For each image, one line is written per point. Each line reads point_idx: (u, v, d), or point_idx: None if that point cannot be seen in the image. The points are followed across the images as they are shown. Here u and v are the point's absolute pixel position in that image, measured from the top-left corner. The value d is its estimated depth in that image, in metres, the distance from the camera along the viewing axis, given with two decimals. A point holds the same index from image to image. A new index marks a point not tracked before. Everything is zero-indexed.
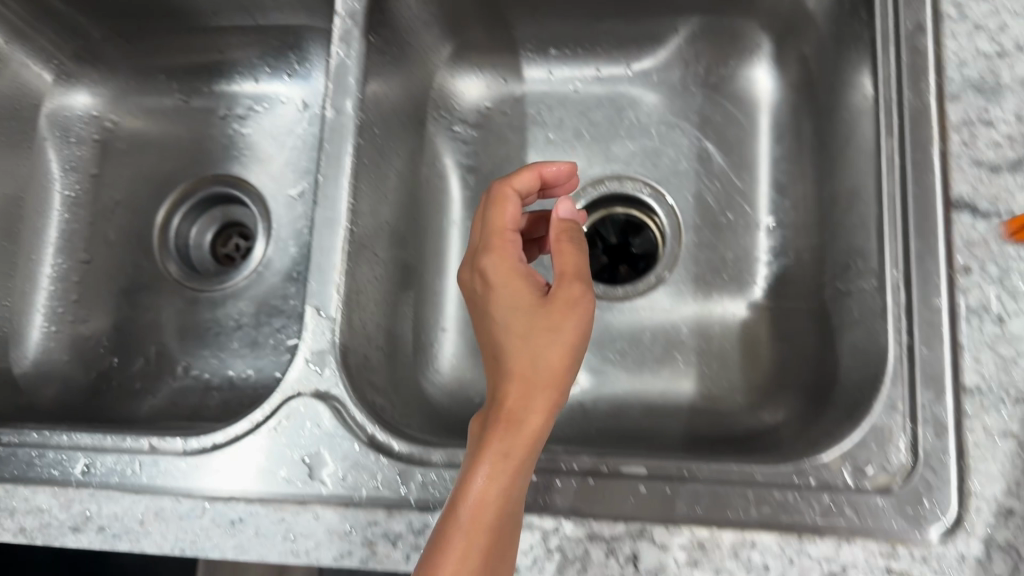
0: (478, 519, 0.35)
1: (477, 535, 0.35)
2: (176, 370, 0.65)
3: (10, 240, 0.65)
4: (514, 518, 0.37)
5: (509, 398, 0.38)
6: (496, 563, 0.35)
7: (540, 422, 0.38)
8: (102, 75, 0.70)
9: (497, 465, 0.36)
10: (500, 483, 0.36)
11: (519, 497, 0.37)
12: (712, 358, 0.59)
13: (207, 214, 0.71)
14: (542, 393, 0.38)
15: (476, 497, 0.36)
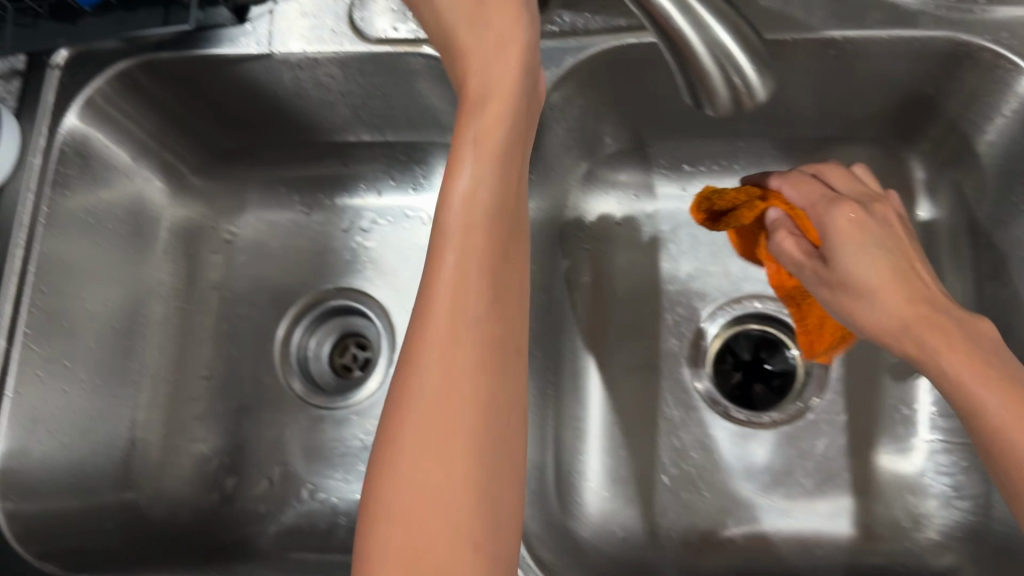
0: (450, 426, 0.35)
1: (425, 443, 0.35)
2: (301, 493, 0.63)
3: (133, 359, 0.64)
4: (503, 454, 0.36)
5: (447, 291, 0.37)
6: (487, 470, 0.36)
7: (474, 306, 0.37)
8: (222, 187, 0.69)
9: (443, 363, 0.36)
10: (461, 397, 0.36)
11: (504, 418, 0.37)
12: (869, 496, 0.58)
13: (325, 326, 0.69)
14: (471, 302, 0.38)
15: (411, 409, 0.35)
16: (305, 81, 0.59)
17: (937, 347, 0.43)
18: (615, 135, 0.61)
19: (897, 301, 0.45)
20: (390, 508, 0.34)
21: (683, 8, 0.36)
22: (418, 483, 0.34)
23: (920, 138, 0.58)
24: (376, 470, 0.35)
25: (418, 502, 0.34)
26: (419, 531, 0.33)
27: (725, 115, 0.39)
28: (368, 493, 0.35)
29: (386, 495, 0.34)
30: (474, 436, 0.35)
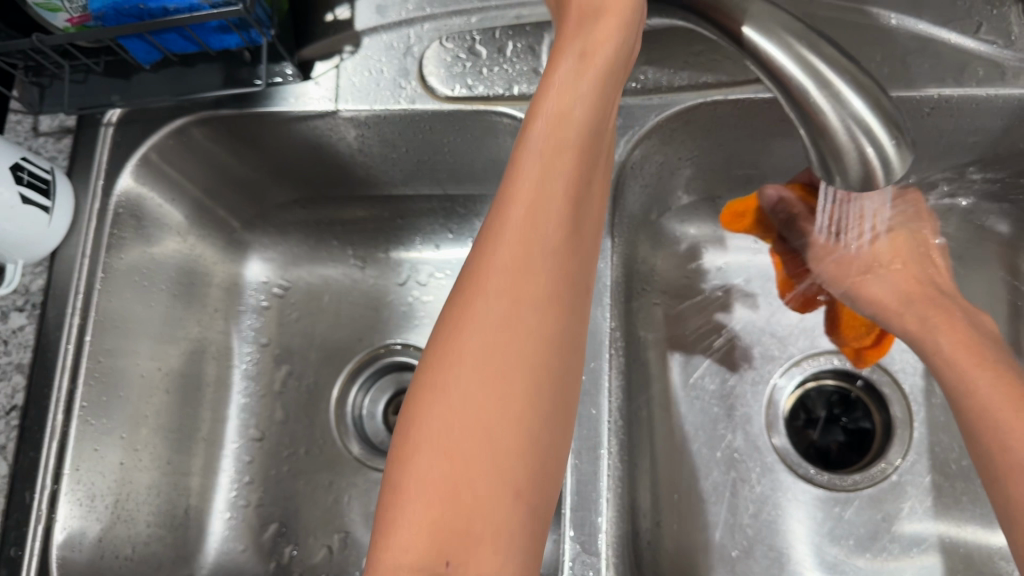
0: (497, 367, 0.32)
1: (482, 384, 0.31)
2: (362, 564, 0.60)
3: (185, 422, 0.61)
4: (557, 399, 0.34)
5: (521, 216, 0.34)
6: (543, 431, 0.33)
7: (548, 253, 0.34)
8: (272, 240, 0.67)
9: (509, 305, 0.33)
10: (516, 338, 0.33)
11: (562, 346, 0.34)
12: (959, 562, 0.55)
13: (381, 383, 0.66)
14: (547, 232, 0.34)
15: (467, 344, 0.32)
16: (368, 139, 0.57)
17: (951, 357, 0.44)
18: (689, 189, 0.59)
19: (900, 275, 0.49)
20: (427, 436, 0.31)
21: (819, 81, 0.34)
22: (466, 419, 0.31)
23: (1009, 194, 0.56)
24: (416, 396, 0.32)
25: (464, 439, 0.30)
26: (463, 463, 0.30)
27: (858, 186, 0.36)
28: (404, 417, 0.32)
29: (425, 424, 0.31)
30: (528, 385, 0.32)
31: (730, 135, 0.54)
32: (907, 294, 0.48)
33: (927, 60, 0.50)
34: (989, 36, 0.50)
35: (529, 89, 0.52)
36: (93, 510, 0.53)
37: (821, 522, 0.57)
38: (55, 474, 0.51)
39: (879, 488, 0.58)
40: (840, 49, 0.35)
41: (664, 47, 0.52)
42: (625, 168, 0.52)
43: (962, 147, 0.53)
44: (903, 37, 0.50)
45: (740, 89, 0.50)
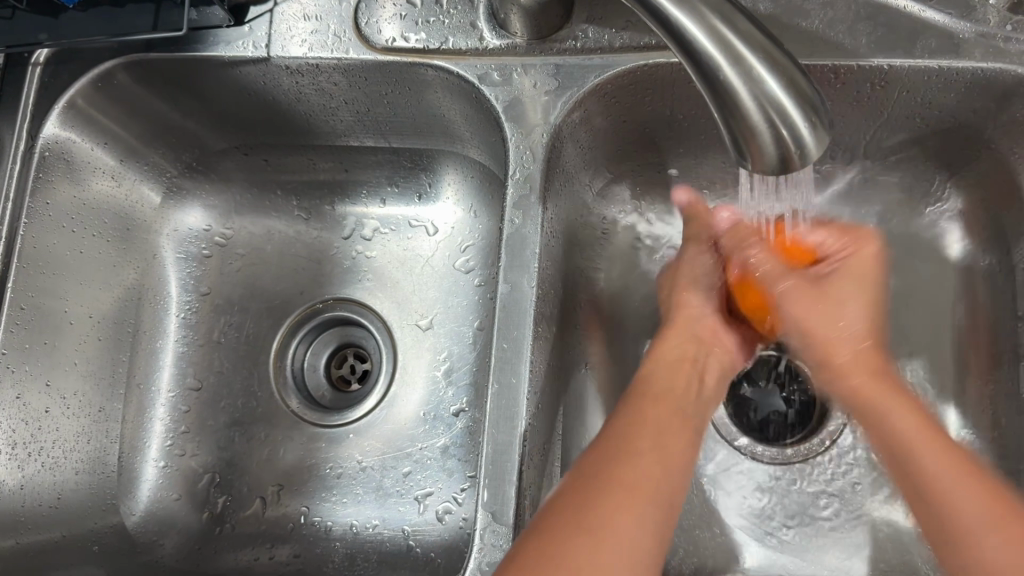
0: (658, 484, 0.40)
1: (643, 434, 0.42)
2: (295, 518, 0.60)
3: (120, 370, 0.60)
4: (663, 433, 0.43)
5: (666, 380, 0.48)
6: (672, 445, 0.43)
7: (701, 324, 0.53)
8: (216, 188, 0.65)
9: (640, 394, 0.46)
10: (672, 417, 0.45)
11: (672, 404, 0.46)
12: (887, 541, 0.54)
13: (324, 336, 0.65)
14: (677, 387, 0.48)
15: (621, 420, 0.43)
16: (305, 87, 0.55)
17: (910, 439, 0.43)
18: (637, 153, 0.57)
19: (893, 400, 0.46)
20: (564, 528, 0.36)
21: (732, 58, 0.32)
22: (630, 477, 0.39)
23: (961, 167, 0.54)
24: (596, 457, 0.40)
25: (630, 487, 0.39)
26: (584, 516, 0.37)
27: (771, 172, 0.35)
28: (601, 444, 0.42)
29: (586, 485, 0.39)
30: (668, 475, 0.41)
31: (673, 99, 0.52)
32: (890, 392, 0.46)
33: (878, 28, 0.48)
34: (944, 5, 0.48)
35: (464, 43, 0.51)
36: (15, 458, 0.53)
37: (751, 495, 0.57)
38: None
39: (811, 463, 0.57)
40: (759, 25, 0.33)
41: (606, 6, 0.50)
42: (561, 131, 0.50)
43: (912, 116, 0.51)
44: (854, 3, 0.48)
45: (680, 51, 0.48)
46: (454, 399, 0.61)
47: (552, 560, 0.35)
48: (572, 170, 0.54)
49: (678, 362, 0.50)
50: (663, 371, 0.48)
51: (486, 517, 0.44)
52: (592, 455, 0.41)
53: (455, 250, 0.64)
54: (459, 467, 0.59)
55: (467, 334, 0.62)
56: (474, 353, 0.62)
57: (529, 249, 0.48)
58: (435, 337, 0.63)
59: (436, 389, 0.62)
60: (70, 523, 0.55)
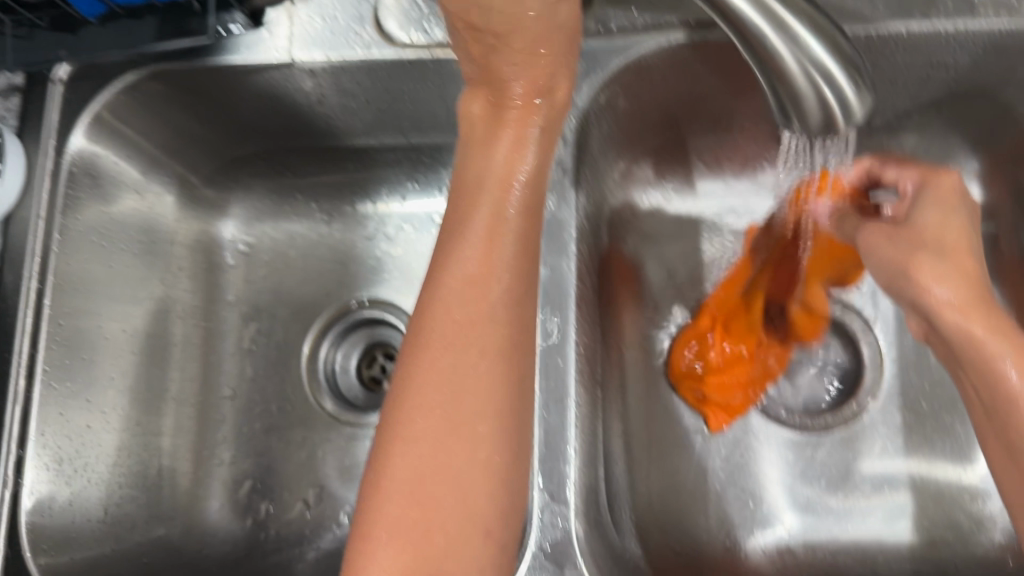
0: (470, 445, 0.38)
1: (443, 407, 0.38)
2: (339, 518, 0.61)
3: (154, 382, 0.61)
4: (504, 344, 0.39)
5: (483, 236, 0.41)
6: (507, 366, 0.39)
7: (513, 225, 0.41)
8: (235, 195, 0.65)
9: (485, 265, 0.40)
10: (488, 334, 0.39)
11: (507, 317, 0.40)
12: (928, 499, 0.56)
13: (352, 337, 0.66)
14: (510, 245, 0.41)
15: (450, 308, 0.39)
16: (327, 89, 0.56)
17: (973, 336, 0.42)
18: (659, 133, 0.58)
19: (950, 286, 0.43)
20: (395, 488, 0.37)
21: (778, 26, 0.33)
22: (445, 431, 0.38)
23: (980, 129, 0.55)
24: (381, 450, 0.38)
25: (450, 456, 0.37)
26: (420, 496, 0.37)
27: (816, 133, 0.36)
28: (411, 362, 0.39)
29: (410, 420, 0.38)
30: (489, 423, 0.38)
31: (695, 78, 0.53)
32: (961, 285, 0.43)
33: None
34: None
35: None
36: (63, 473, 0.53)
37: (792, 463, 0.58)
38: (20, 439, 0.51)
39: (850, 428, 0.58)
40: None
41: None
42: (589, 114, 0.51)
43: (930, 80, 0.52)
44: None
45: (702, 28, 0.49)
46: None
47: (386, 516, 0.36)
48: (596, 154, 0.55)
49: (464, 298, 0.39)
50: (437, 331, 0.39)
51: (544, 497, 0.45)
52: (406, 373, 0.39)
53: None
54: None
55: None
56: None
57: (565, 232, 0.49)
58: None
59: None
60: (118, 536, 0.55)
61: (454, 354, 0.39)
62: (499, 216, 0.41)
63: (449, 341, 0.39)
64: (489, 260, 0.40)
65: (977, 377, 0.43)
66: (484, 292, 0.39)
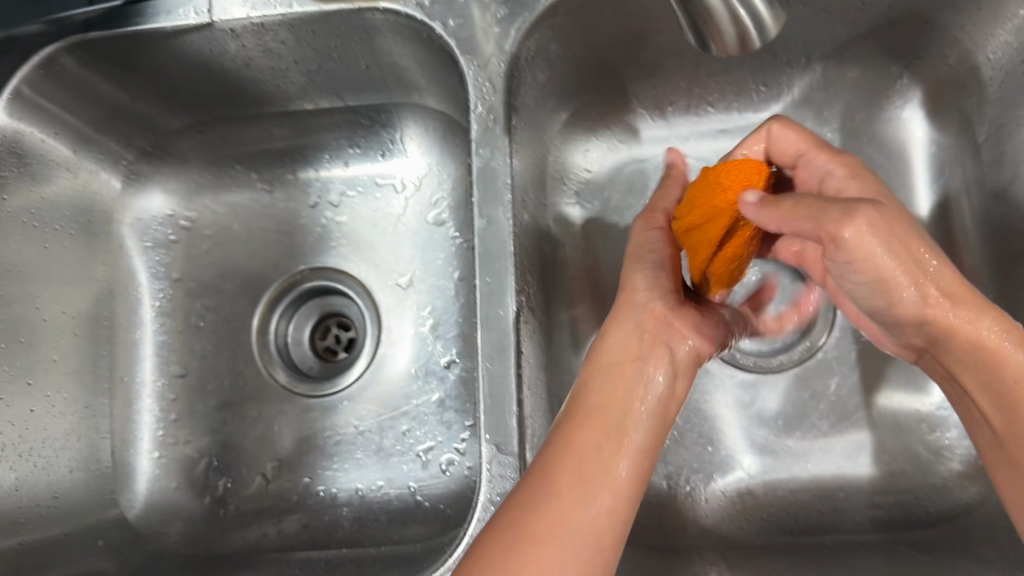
0: (576, 520, 0.37)
1: (573, 467, 0.39)
2: (298, 490, 0.60)
3: (101, 364, 0.59)
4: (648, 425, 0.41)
5: (643, 316, 0.43)
6: (632, 438, 0.40)
7: (663, 354, 0.43)
8: (173, 170, 0.64)
9: (630, 334, 0.43)
10: (637, 419, 0.41)
11: (617, 396, 0.41)
12: (886, 432, 0.56)
13: (304, 309, 0.65)
14: (661, 329, 0.43)
15: (608, 358, 0.43)
16: (252, 50, 0.54)
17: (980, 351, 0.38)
18: (596, 79, 0.57)
19: (936, 296, 0.38)
20: (491, 546, 0.37)
21: None
22: (560, 500, 0.38)
23: (917, 55, 0.55)
24: (512, 511, 0.38)
25: (541, 533, 0.37)
26: (516, 557, 0.36)
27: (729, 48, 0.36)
28: (557, 436, 0.41)
29: (529, 500, 0.38)
30: (598, 495, 0.38)
31: (626, 18, 0.52)
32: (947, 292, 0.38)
33: None
34: None
35: None
36: (6, 459, 0.53)
37: (748, 406, 0.58)
38: None
39: (805, 366, 0.58)
40: None
41: None
42: (519, 60, 0.50)
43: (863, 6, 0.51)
44: None
45: None
46: (444, 350, 0.61)
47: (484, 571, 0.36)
48: (533, 102, 0.54)
49: (615, 370, 0.42)
50: (603, 390, 0.42)
51: (492, 447, 0.45)
52: (571, 418, 0.41)
53: (425, 204, 0.63)
54: (457, 418, 0.59)
55: (447, 285, 0.62)
56: (457, 305, 0.61)
57: (500, 180, 0.48)
58: (417, 294, 0.62)
59: (425, 345, 0.61)
60: (69, 519, 0.53)
61: (635, 429, 0.40)
62: (639, 308, 0.43)
63: (643, 422, 0.41)
64: (648, 341, 0.43)
65: (985, 396, 0.38)
66: (635, 358, 0.42)
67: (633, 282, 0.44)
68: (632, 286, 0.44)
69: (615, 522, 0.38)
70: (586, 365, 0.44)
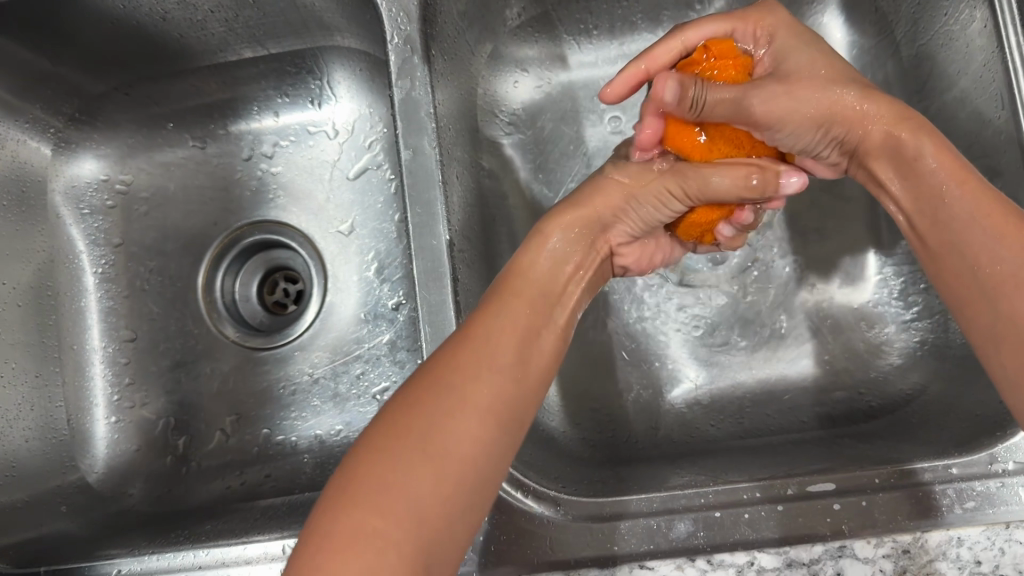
0: (510, 394, 0.37)
1: (518, 346, 0.38)
2: (258, 441, 0.60)
3: (49, 335, 0.59)
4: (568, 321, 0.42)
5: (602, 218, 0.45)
6: (555, 324, 0.41)
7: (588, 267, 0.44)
8: (103, 134, 0.63)
9: (576, 233, 0.44)
10: (554, 305, 0.41)
11: (549, 283, 0.42)
12: (827, 332, 0.57)
13: (249, 264, 0.65)
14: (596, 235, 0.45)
15: (549, 245, 0.43)
16: (165, 2, 0.55)
17: (967, 221, 0.39)
18: (518, 7, 0.57)
19: (959, 196, 0.39)
20: (431, 398, 0.35)
21: None
22: (500, 372, 0.37)
23: None
24: (442, 367, 0.36)
25: (481, 398, 0.36)
26: (457, 418, 0.35)
27: None
28: (492, 306, 0.40)
29: (460, 357, 0.37)
30: (524, 375, 0.38)
31: None
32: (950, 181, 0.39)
33: None
34: None
35: None
36: None
37: (691, 318, 0.59)
38: None
39: (745, 277, 0.59)
40: None
41: None
42: None
43: None
44: None
45: None
46: (391, 292, 0.61)
47: (415, 431, 0.34)
48: (457, 31, 0.54)
49: (556, 269, 0.42)
50: (541, 272, 0.42)
51: None
52: (504, 290, 0.41)
53: (359, 148, 0.63)
54: (409, 357, 0.60)
55: (389, 229, 0.62)
56: (400, 245, 0.62)
57: (422, 111, 0.48)
58: (360, 239, 0.62)
59: (371, 288, 0.62)
60: (30, 486, 0.54)
61: (560, 318, 0.41)
62: (590, 226, 0.44)
63: (565, 317, 0.42)
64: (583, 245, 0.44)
65: (959, 271, 0.39)
66: (569, 256, 0.43)
67: (648, 210, 0.45)
68: (604, 204, 0.44)
69: (539, 386, 0.39)
70: (527, 247, 0.43)
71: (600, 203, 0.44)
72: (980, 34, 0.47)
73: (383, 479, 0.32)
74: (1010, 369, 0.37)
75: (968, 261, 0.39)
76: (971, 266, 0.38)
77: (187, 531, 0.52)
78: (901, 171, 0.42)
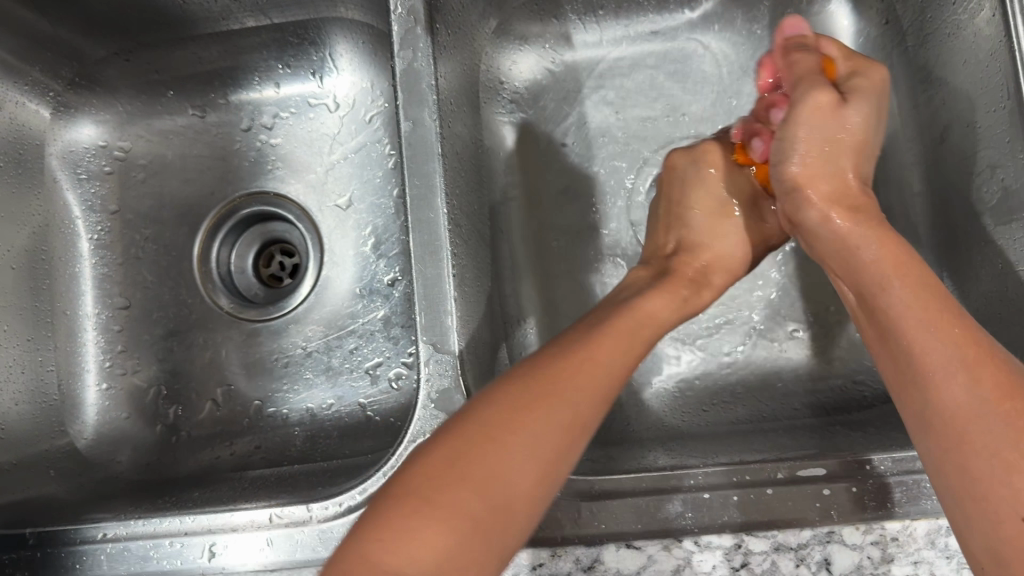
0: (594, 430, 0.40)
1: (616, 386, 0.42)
2: (249, 412, 0.60)
3: (41, 299, 0.59)
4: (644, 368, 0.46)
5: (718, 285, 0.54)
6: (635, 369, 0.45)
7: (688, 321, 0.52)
8: (102, 99, 0.63)
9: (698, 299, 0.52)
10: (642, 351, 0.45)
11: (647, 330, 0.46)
12: (823, 321, 0.57)
13: (245, 236, 0.64)
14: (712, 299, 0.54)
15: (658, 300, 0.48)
16: None
17: (901, 310, 0.39)
18: None
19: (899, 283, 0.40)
20: (551, 404, 0.38)
21: None
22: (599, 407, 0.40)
23: None
24: (560, 376, 0.39)
25: (584, 424, 0.39)
26: (564, 434, 0.38)
27: None
28: (600, 335, 0.43)
29: (578, 376, 0.40)
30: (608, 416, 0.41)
31: None
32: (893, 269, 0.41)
33: None
34: None
35: None
36: None
37: None
38: None
39: None
40: None
41: None
42: None
43: None
44: None
45: None
46: (387, 268, 0.61)
47: (532, 429, 0.37)
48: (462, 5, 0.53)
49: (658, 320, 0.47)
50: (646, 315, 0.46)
51: (429, 347, 0.46)
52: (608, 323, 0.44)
53: (360, 122, 0.63)
54: (403, 334, 0.60)
55: (387, 204, 0.62)
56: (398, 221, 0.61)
57: (424, 83, 0.48)
58: (358, 213, 0.62)
59: (368, 264, 0.61)
60: (16, 448, 0.54)
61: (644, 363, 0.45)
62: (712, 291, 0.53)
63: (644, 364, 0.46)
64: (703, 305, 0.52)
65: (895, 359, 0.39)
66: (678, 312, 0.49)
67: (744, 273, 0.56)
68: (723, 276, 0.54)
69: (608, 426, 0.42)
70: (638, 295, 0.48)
71: (723, 280, 0.54)
72: (988, 23, 0.46)
73: (499, 466, 0.35)
74: (937, 456, 0.36)
75: (904, 351, 0.38)
76: (906, 358, 0.38)
77: (173, 499, 0.52)
78: (845, 268, 0.44)
